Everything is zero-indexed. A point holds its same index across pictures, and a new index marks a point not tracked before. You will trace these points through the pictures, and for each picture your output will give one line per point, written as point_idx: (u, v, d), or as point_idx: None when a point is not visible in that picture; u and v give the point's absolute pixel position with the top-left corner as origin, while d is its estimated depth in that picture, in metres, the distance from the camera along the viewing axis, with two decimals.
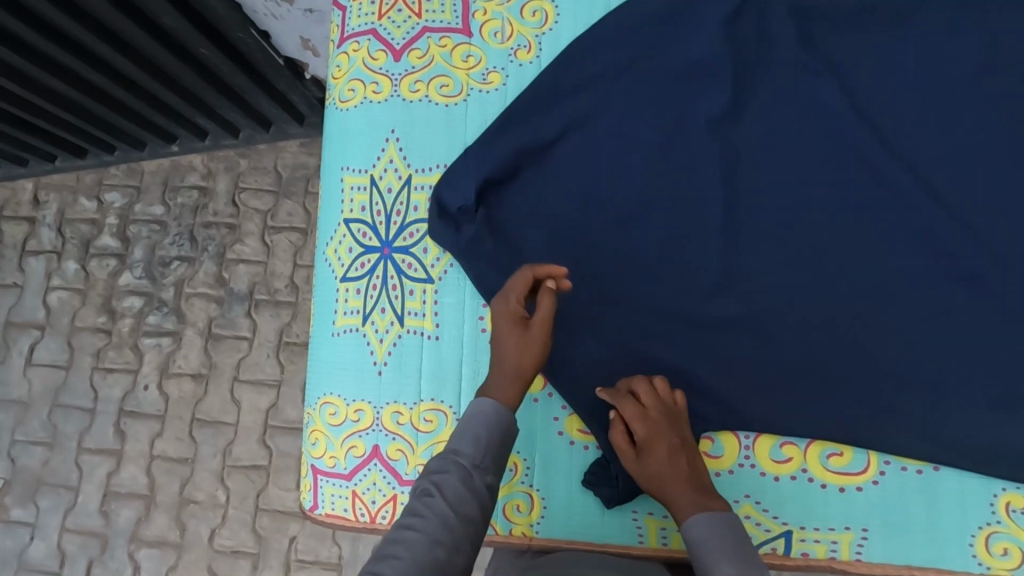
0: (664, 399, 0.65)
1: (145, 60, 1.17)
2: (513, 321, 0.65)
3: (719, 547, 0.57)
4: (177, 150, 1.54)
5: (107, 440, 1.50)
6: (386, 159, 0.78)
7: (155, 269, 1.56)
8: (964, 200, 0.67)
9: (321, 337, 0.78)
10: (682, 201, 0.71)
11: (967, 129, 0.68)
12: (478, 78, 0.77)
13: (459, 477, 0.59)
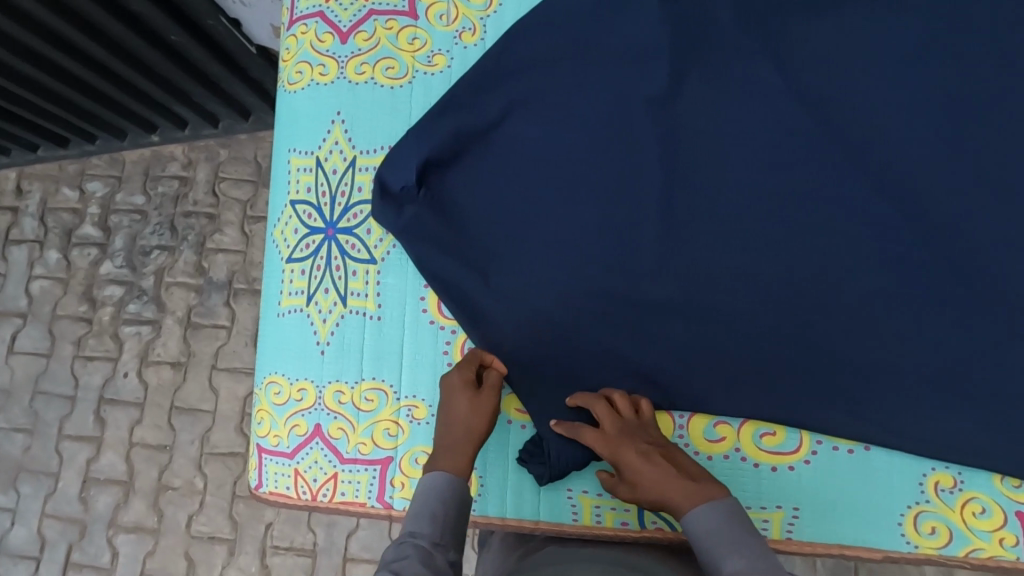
0: (617, 413, 0.66)
1: (123, 51, 1.18)
2: (465, 389, 0.68)
3: (725, 538, 0.55)
4: (157, 140, 1.55)
5: (87, 427, 1.51)
6: (331, 141, 0.78)
7: (135, 258, 1.57)
8: (906, 177, 0.66)
9: (267, 317, 0.79)
10: (624, 181, 0.71)
11: (908, 107, 0.67)
12: (423, 61, 0.78)
13: (420, 560, 0.56)
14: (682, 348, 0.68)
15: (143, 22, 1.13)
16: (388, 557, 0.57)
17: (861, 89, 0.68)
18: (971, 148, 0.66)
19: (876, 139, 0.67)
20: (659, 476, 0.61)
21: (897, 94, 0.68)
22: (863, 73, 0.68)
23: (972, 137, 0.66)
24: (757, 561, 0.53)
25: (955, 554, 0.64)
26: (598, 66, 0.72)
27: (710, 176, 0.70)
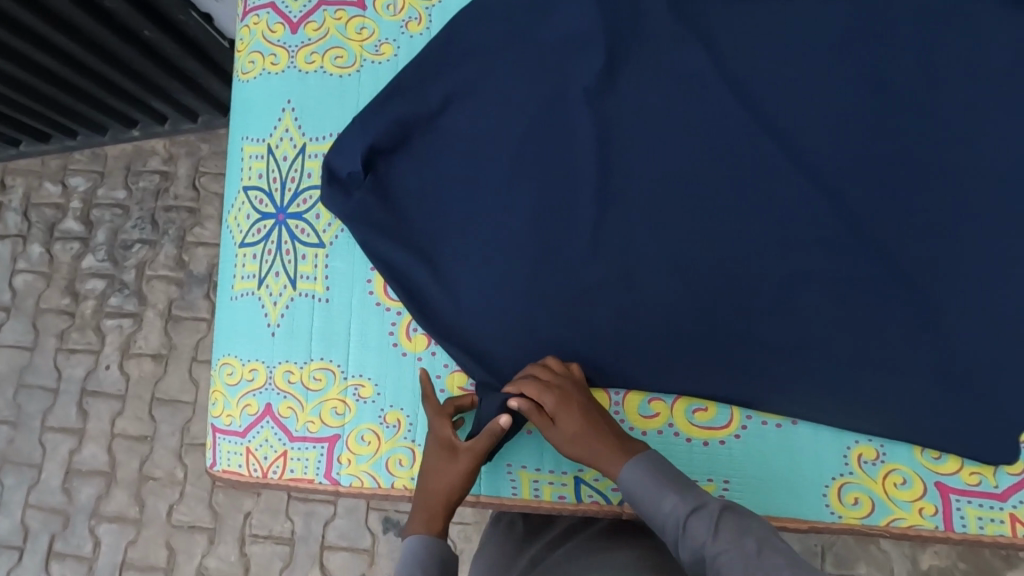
0: (561, 371, 0.67)
1: (99, 46, 1.20)
2: (444, 448, 0.67)
3: (658, 481, 0.58)
4: (138, 136, 1.57)
5: (70, 418, 1.54)
6: (282, 129, 0.80)
7: (116, 252, 1.59)
8: (827, 162, 0.70)
9: (221, 301, 0.81)
10: (563, 165, 0.74)
11: (828, 95, 0.71)
12: (371, 49, 0.80)
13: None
14: (617, 326, 0.70)
15: (116, 17, 1.14)
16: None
17: (785, 78, 0.72)
18: (887, 133, 0.69)
19: (799, 125, 0.71)
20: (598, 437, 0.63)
21: (819, 83, 0.71)
22: (788, 62, 0.72)
23: (887, 123, 0.69)
24: (685, 494, 0.57)
25: (877, 523, 0.66)
26: (537, 55, 0.75)
27: (646, 161, 0.73)
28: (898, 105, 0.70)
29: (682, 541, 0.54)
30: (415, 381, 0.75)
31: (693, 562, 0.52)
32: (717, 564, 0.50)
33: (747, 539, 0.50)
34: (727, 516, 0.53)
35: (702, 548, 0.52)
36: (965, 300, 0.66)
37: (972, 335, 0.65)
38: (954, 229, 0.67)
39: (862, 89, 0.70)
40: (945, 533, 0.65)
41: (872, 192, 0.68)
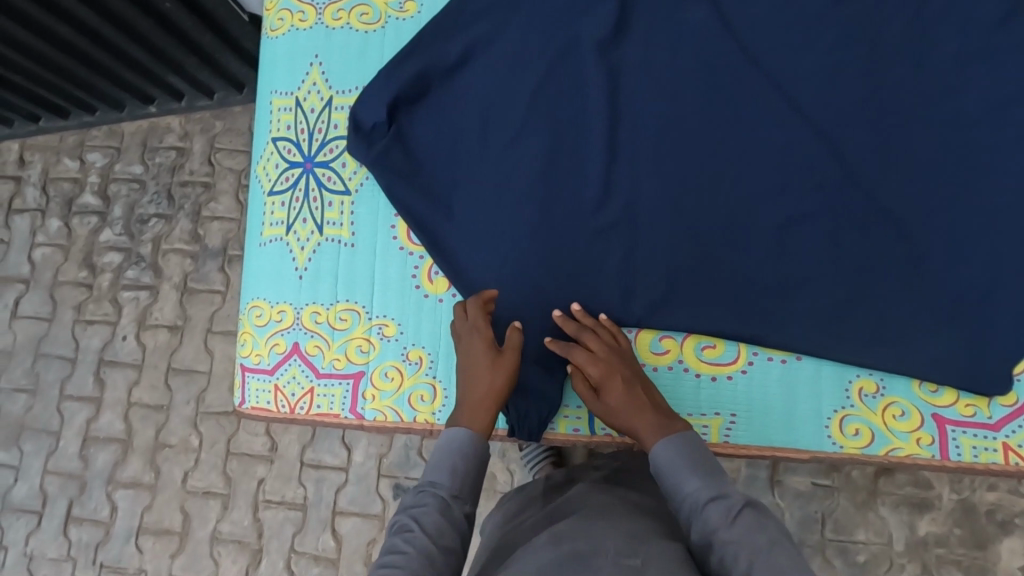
0: (609, 343, 0.70)
1: (117, 19, 1.24)
2: (486, 348, 0.69)
3: (683, 465, 0.60)
4: (155, 112, 1.61)
5: (87, 387, 1.57)
6: (310, 82, 0.84)
7: (133, 226, 1.63)
8: (824, 113, 0.73)
9: (250, 246, 0.84)
10: (574, 118, 0.78)
11: (827, 49, 0.74)
12: (395, 7, 0.83)
13: (438, 510, 0.61)
14: (626, 269, 0.74)
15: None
16: (407, 502, 0.62)
17: (785, 35, 0.75)
18: (882, 86, 0.73)
19: (798, 77, 0.74)
20: (636, 407, 0.65)
21: (817, 39, 0.75)
22: (787, 17, 0.75)
23: (881, 77, 0.73)
24: (709, 480, 0.59)
25: (877, 452, 0.70)
26: (549, 11, 0.79)
27: (652, 115, 0.76)
28: (892, 57, 0.73)
29: (694, 522, 0.57)
30: (437, 322, 0.78)
31: (698, 541, 0.56)
32: (720, 550, 0.53)
33: (760, 535, 0.53)
34: (745, 512, 0.55)
35: (711, 531, 0.55)
36: (955, 245, 0.69)
37: (961, 276, 0.69)
38: (945, 176, 0.70)
39: (859, 42, 0.74)
40: (941, 461, 0.69)
41: (867, 142, 0.72)
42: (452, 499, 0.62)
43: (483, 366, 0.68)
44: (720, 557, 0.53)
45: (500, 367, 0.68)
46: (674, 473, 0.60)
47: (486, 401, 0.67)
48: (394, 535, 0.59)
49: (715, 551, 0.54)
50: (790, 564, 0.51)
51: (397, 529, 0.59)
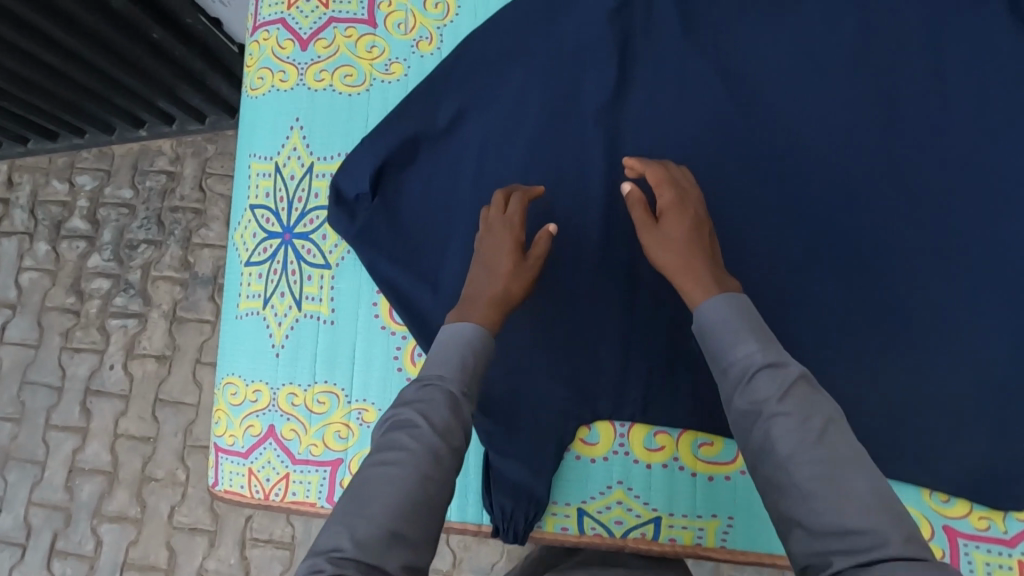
0: (691, 189, 0.64)
1: (110, 46, 1.19)
2: (514, 246, 0.65)
3: (739, 325, 0.53)
4: (146, 136, 1.56)
5: (74, 417, 1.54)
6: (290, 147, 0.79)
7: (122, 252, 1.59)
8: (836, 191, 0.69)
9: (226, 319, 0.80)
10: (570, 186, 0.73)
11: (839, 124, 0.70)
12: (381, 69, 0.79)
13: (447, 406, 0.54)
14: (625, 346, 0.70)
15: (121, 17, 1.15)
16: (410, 394, 0.55)
17: (794, 109, 0.71)
18: (898, 165, 0.68)
19: (809, 152, 0.70)
20: (697, 244, 0.59)
21: (828, 115, 0.70)
22: (797, 90, 0.71)
23: (898, 155, 0.68)
24: (767, 346, 0.51)
25: None
26: (545, 74, 0.74)
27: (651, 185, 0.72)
28: (909, 136, 0.69)
29: (741, 388, 0.50)
30: None
31: (739, 414, 0.50)
32: (770, 434, 0.47)
33: (815, 414, 0.47)
34: (804, 386, 0.49)
35: (760, 408, 0.48)
36: (970, 343, 0.65)
37: (978, 369, 0.65)
38: (963, 263, 0.66)
39: (874, 119, 0.69)
40: None
41: (882, 221, 0.68)
42: (462, 396, 0.56)
43: (505, 260, 0.65)
44: (767, 430, 0.48)
45: (524, 275, 0.65)
46: (725, 332, 0.53)
47: (501, 304, 0.63)
48: (396, 429, 0.53)
49: (762, 434, 0.48)
50: (845, 449, 0.46)
51: (399, 421, 0.53)
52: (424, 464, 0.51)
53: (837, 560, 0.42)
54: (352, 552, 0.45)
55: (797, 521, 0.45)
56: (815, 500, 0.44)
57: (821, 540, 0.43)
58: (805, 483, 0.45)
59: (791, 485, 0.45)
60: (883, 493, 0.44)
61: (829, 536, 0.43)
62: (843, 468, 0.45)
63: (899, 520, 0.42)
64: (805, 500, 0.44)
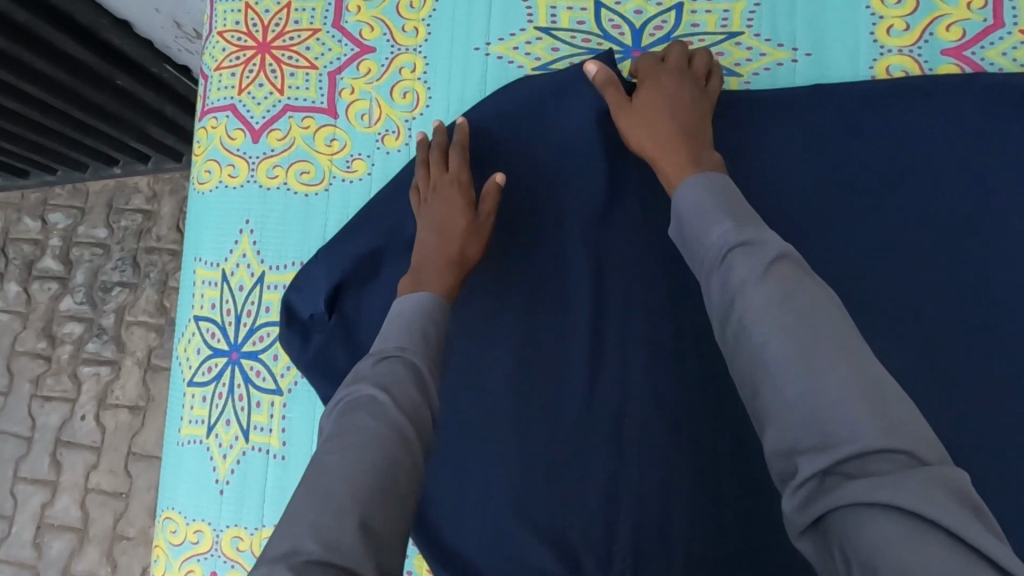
0: (687, 71, 0.60)
1: (71, 91, 1.07)
2: (464, 202, 0.62)
3: (709, 206, 0.50)
4: (121, 173, 1.39)
5: (43, 469, 1.40)
6: (238, 253, 0.70)
7: (95, 294, 1.41)
8: (865, 323, 0.59)
9: (167, 446, 0.71)
10: (554, 306, 0.65)
11: (869, 247, 0.60)
12: (342, 165, 0.70)
13: (413, 386, 0.50)
14: (618, 496, 0.61)
15: (84, 65, 1.03)
16: (364, 370, 0.51)
17: (819, 225, 0.61)
18: (937, 297, 0.59)
19: (836, 277, 0.60)
20: (670, 121, 0.57)
21: (858, 234, 0.60)
22: (821, 205, 0.61)
23: (940, 283, 0.59)
24: (746, 226, 0.47)
25: None
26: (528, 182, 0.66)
27: (646, 312, 0.63)
28: (952, 266, 0.59)
29: (717, 272, 0.47)
30: None
31: (718, 306, 0.46)
32: (742, 316, 0.44)
33: (797, 294, 0.43)
34: (785, 268, 0.44)
35: (733, 298, 0.45)
36: None
37: None
38: (1023, 414, 0.56)
39: (909, 242, 0.60)
40: None
41: (920, 358, 0.58)
42: (425, 370, 0.51)
43: (457, 215, 0.62)
44: (742, 316, 0.44)
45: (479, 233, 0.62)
46: (700, 212, 0.50)
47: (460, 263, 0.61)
48: (356, 410, 0.48)
49: (737, 319, 0.44)
50: (826, 328, 0.41)
51: (356, 401, 0.48)
52: (391, 444, 0.45)
53: (806, 463, 0.38)
54: (319, 556, 0.38)
55: (767, 424, 0.41)
56: (785, 381, 0.40)
57: (786, 423, 0.39)
58: (776, 362, 0.41)
59: (761, 363, 0.42)
60: (870, 384, 0.38)
61: (794, 418, 0.39)
62: (818, 351, 0.40)
63: (877, 405, 0.38)
64: (776, 385, 0.41)
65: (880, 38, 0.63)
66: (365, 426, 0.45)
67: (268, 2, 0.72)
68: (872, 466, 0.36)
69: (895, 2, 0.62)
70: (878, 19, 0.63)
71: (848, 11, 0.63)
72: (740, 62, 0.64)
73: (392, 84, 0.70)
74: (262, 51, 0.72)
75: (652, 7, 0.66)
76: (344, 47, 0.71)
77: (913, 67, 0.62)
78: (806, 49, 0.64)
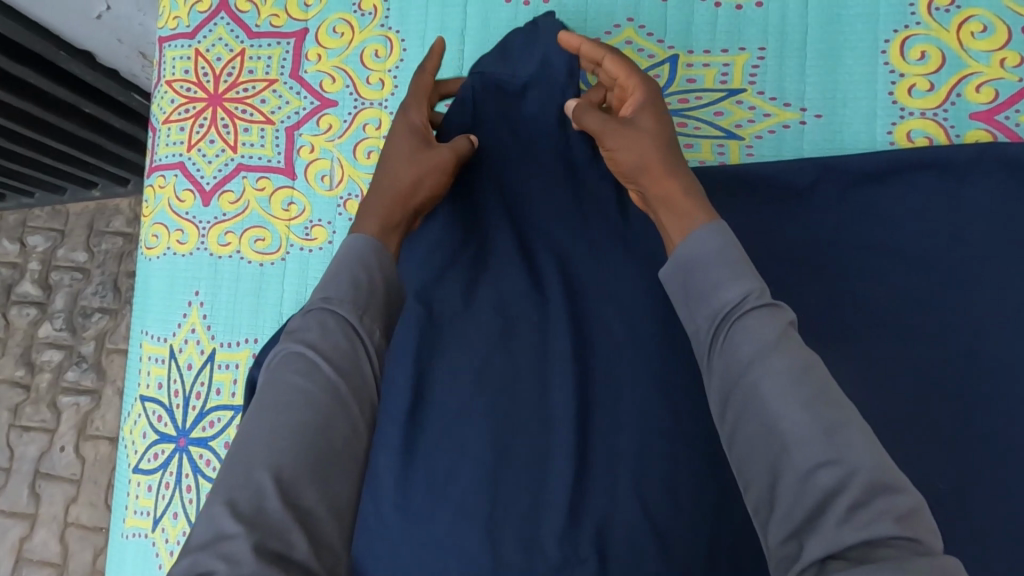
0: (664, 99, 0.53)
1: (36, 122, 0.90)
2: (409, 134, 0.54)
3: (732, 257, 0.41)
4: (101, 196, 1.18)
5: (20, 503, 1.16)
6: (187, 327, 0.64)
7: (75, 320, 1.18)
8: (901, 407, 0.51)
9: (111, 536, 0.65)
10: (542, 382, 0.55)
11: (900, 318, 0.52)
12: (300, 232, 0.63)
13: (342, 334, 0.42)
14: None
15: (45, 93, 0.87)
16: (292, 327, 0.43)
17: (846, 297, 0.53)
18: (989, 379, 0.50)
19: (868, 358, 0.52)
20: (677, 160, 0.48)
21: (893, 307, 0.52)
22: (844, 269, 0.54)
23: (991, 367, 0.51)
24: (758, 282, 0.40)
25: None
26: (512, 239, 0.58)
27: (652, 386, 0.54)
28: (1004, 349, 0.51)
29: (732, 336, 0.38)
30: None
31: (721, 374, 0.39)
32: (753, 383, 0.36)
33: (816, 366, 0.36)
34: (798, 337, 0.38)
35: (739, 366, 0.37)
36: None
37: None
38: None
39: (950, 314, 0.52)
40: None
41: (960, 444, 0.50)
42: (355, 318, 0.43)
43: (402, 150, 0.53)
44: (758, 388, 0.36)
45: (428, 162, 0.53)
46: (717, 259, 0.41)
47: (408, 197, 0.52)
48: (279, 370, 0.41)
49: (745, 387, 0.36)
50: (840, 403, 0.35)
51: (282, 364, 0.41)
52: (322, 401, 0.39)
53: (810, 543, 0.32)
54: (244, 538, 0.33)
55: (770, 508, 0.34)
56: (796, 458, 0.33)
57: (793, 503, 0.33)
58: (790, 436, 0.34)
59: (772, 434, 0.34)
60: (884, 460, 0.33)
61: (804, 499, 0.32)
62: (838, 428, 0.33)
63: (897, 492, 0.32)
64: (787, 459, 0.33)
65: (900, 99, 0.56)
66: (291, 389, 0.39)
67: (220, 49, 0.66)
68: (875, 551, 0.30)
69: (918, 57, 0.55)
70: (898, 77, 0.56)
71: (863, 68, 0.56)
72: (742, 123, 0.57)
73: (355, 142, 0.63)
74: (213, 104, 0.65)
75: (643, 58, 0.59)
76: (303, 100, 0.64)
77: (938, 132, 0.55)
78: (817, 109, 0.57)
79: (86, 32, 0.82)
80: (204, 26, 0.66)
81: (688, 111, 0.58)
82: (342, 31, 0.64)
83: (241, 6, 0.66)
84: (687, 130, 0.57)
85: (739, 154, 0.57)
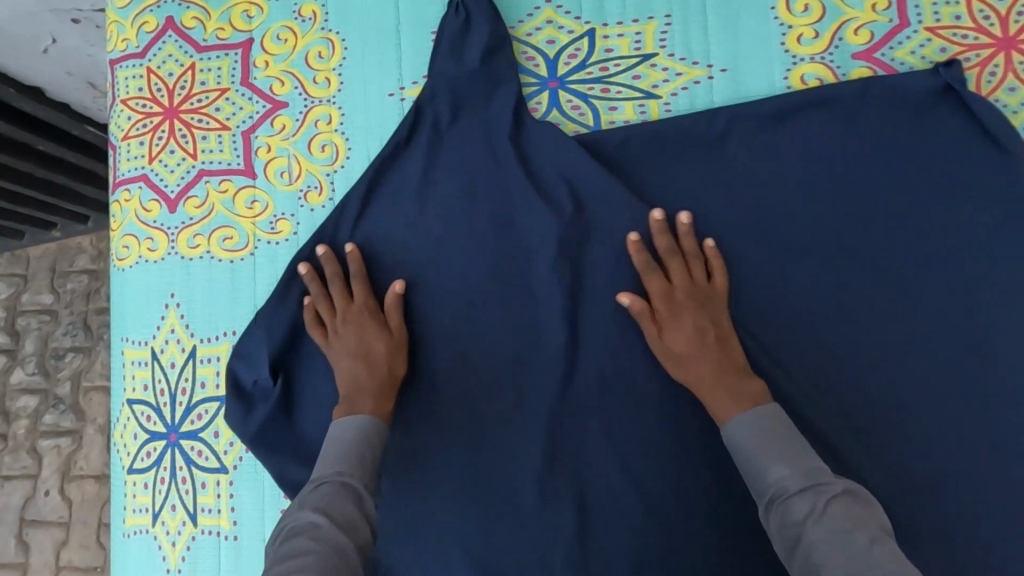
0: (698, 281, 0.57)
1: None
2: (364, 321, 0.60)
3: (767, 452, 0.48)
4: (60, 236, 1.19)
5: (9, 553, 1.15)
6: (166, 329, 0.67)
7: (47, 362, 1.19)
8: (817, 318, 0.58)
9: (113, 539, 0.67)
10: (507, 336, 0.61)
11: (811, 242, 0.60)
12: (265, 228, 0.67)
13: (350, 502, 0.48)
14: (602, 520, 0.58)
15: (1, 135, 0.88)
16: (304, 497, 0.48)
17: (764, 231, 0.60)
18: (887, 286, 0.59)
19: (787, 281, 0.59)
20: (719, 364, 0.54)
21: (804, 235, 0.60)
22: (760, 204, 0.61)
23: (889, 276, 0.59)
24: (798, 465, 0.46)
25: None
26: (465, 212, 0.63)
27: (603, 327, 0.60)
28: (897, 258, 0.59)
29: (780, 512, 0.45)
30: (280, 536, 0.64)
31: (780, 545, 0.44)
32: (806, 542, 0.41)
33: (857, 527, 0.41)
34: (844, 503, 0.43)
35: (793, 530, 0.43)
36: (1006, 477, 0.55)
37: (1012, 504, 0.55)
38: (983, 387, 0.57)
39: (852, 233, 0.59)
40: None
41: (864, 344, 0.58)
42: (364, 489, 0.50)
43: (368, 341, 0.59)
44: (808, 553, 0.41)
45: (393, 343, 0.60)
46: (757, 454, 0.49)
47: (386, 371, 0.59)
48: (295, 536, 0.45)
49: (801, 550, 0.42)
50: (886, 550, 0.39)
51: (298, 531, 0.45)
52: (331, 557, 0.43)
53: None
54: None
55: None
56: None
57: None
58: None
59: None
60: None
61: None
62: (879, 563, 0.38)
63: None
64: None
65: (792, 48, 0.62)
66: (307, 551, 0.43)
67: (171, 65, 0.70)
68: None
69: (802, 10, 0.62)
70: (788, 29, 0.62)
71: (756, 23, 0.63)
72: (658, 84, 0.63)
73: (308, 138, 0.67)
74: (170, 117, 0.69)
75: (564, 35, 0.65)
76: (255, 104, 0.68)
77: (828, 74, 0.62)
78: (722, 64, 0.63)
79: (30, 66, 0.84)
80: (153, 44, 0.70)
81: (608, 78, 0.64)
82: (285, 37, 0.69)
83: (187, 23, 0.70)
84: (610, 95, 0.63)
85: (658, 111, 0.63)
